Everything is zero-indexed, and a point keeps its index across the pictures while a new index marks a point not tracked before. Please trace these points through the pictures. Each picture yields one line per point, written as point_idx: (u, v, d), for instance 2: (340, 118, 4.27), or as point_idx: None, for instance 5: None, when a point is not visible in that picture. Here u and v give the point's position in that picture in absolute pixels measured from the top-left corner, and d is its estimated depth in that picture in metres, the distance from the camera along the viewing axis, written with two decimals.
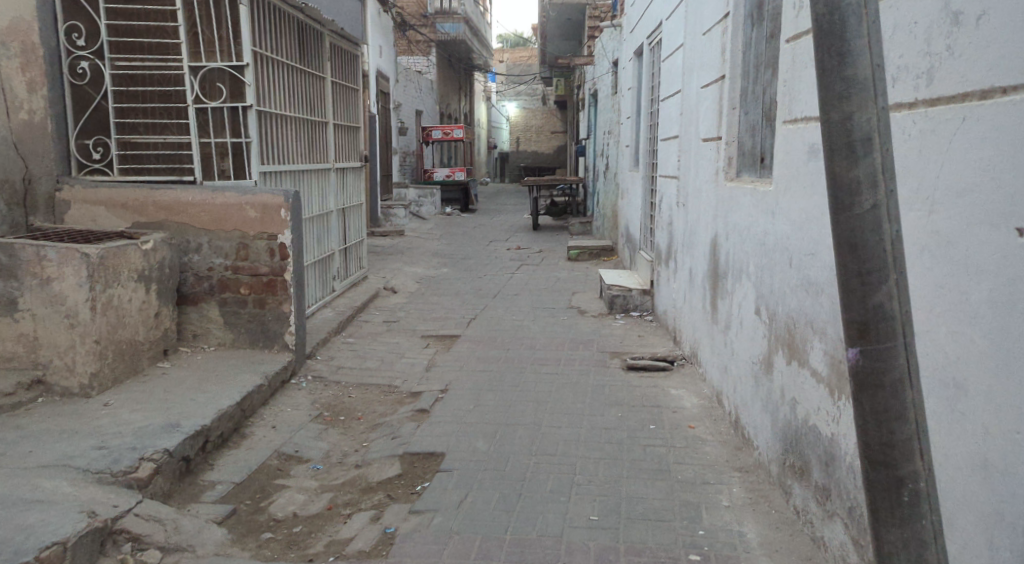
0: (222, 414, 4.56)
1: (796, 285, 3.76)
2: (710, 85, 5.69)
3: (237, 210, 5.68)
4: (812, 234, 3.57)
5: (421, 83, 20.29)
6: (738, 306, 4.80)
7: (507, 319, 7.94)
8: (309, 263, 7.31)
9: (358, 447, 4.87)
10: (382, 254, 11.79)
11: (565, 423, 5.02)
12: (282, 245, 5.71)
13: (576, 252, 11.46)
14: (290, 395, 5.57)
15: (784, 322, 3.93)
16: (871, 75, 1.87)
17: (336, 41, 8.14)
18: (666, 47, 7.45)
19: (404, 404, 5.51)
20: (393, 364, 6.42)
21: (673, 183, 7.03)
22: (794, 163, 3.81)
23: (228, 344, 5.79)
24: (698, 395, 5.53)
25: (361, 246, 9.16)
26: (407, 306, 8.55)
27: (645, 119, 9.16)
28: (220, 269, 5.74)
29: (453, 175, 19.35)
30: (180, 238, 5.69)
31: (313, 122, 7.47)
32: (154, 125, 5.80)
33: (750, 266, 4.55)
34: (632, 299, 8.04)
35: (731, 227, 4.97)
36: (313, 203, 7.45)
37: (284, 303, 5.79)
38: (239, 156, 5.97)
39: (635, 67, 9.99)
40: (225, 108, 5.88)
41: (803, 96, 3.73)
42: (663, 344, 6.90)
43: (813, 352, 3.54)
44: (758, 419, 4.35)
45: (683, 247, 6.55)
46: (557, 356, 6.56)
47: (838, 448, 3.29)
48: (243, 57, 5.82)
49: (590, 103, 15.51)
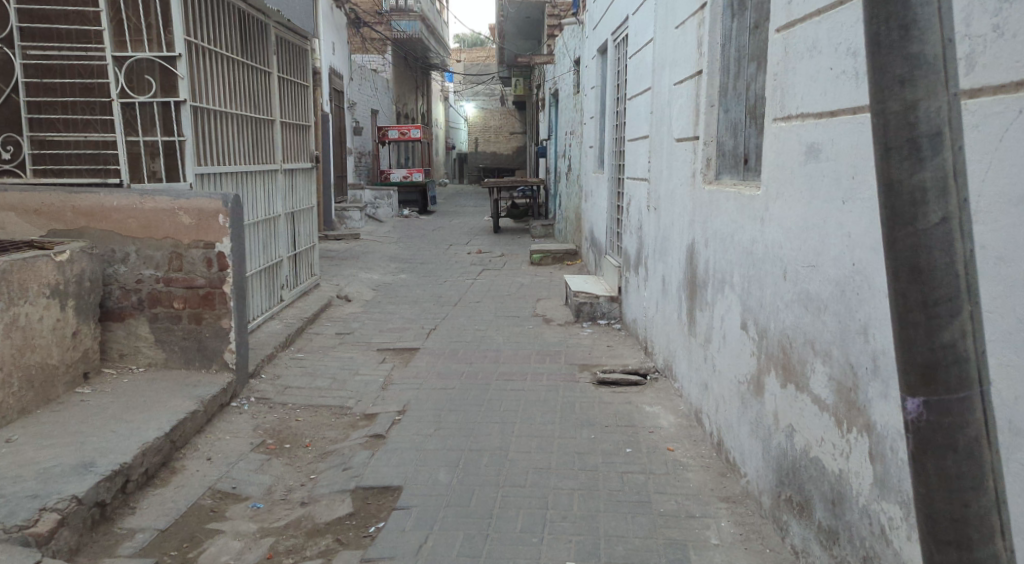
0: (147, 448, 4.10)
1: (793, 300, 3.34)
2: (683, 82, 5.31)
3: (169, 217, 5.16)
4: (812, 244, 3.14)
5: (376, 83, 19.77)
6: (720, 320, 4.40)
7: (468, 329, 7.48)
8: (254, 271, 6.79)
9: (305, 480, 4.38)
10: (336, 259, 11.28)
11: (532, 449, 4.59)
12: (221, 254, 5.20)
13: (539, 256, 11.05)
14: (230, 420, 5.07)
15: (777, 340, 3.50)
16: (940, 53, 1.57)
17: (283, 34, 7.65)
18: (633, 44, 7.08)
19: (357, 429, 5.03)
20: (346, 382, 5.93)
21: (643, 185, 6.61)
22: (787, 165, 3.41)
23: (160, 364, 5.29)
24: (675, 413, 5.12)
25: (312, 252, 8.65)
26: (363, 315, 8.05)
27: (610, 119, 8.77)
28: (150, 281, 5.22)
29: (411, 176, 18.82)
30: (104, 248, 5.16)
31: (257, 121, 6.95)
32: (74, 122, 5.36)
33: (735, 276, 4.13)
34: (599, 306, 7.63)
35: (711, 234, 4.57)
36: (257, 206, 6.91)
37: (223, 318, 5.28)
38: (172, 157, 5.49)
39: (599, 65, 9.58)
40: (155, 103, 5.42)
41: (798, 88, 3.31)
42: (634, 355, 6.51)
43: (815, 375, 3.11)
44: (746, 446, 3.93)
45: (655, 253, 6.14)
46: (522, 370, 6.12)
47: (847, 486, 2.85)
48: (175, 47, 5.38)
49: (551, 102, 15.10)
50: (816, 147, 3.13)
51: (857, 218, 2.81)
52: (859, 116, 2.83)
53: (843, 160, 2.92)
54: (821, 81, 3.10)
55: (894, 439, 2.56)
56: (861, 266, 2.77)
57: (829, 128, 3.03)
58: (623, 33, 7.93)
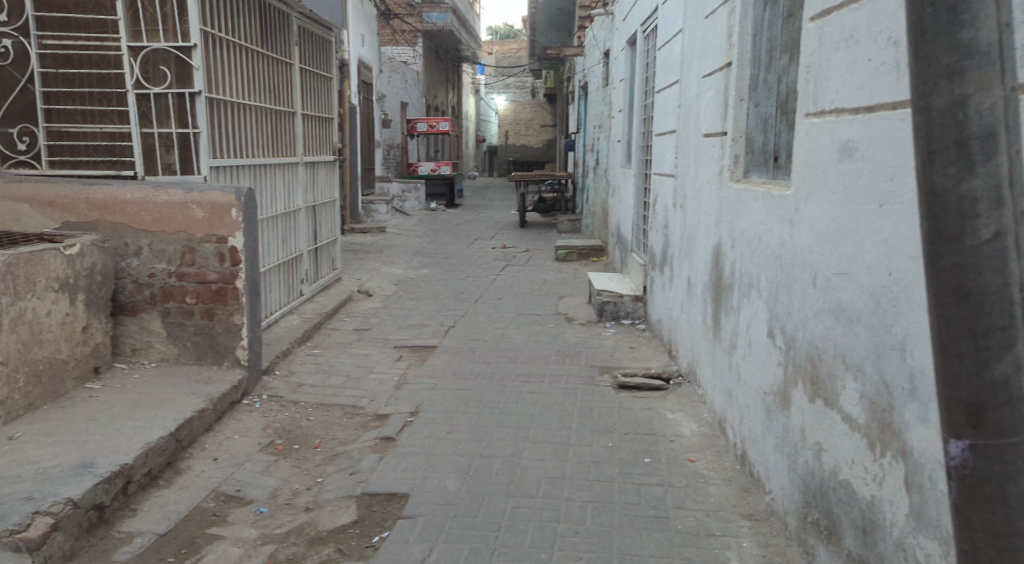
0: (151, 448, 3.98)
1: (823, 309, 3.14)
2: (713, 75, 5.10)
3: (182, 210, 5.04)
4: (845, 249, 2.94)
5: (406, 75, 19.64)
6: (746, 325, 4.20)
7: (488, 327, 7.32)
8: (272, 265, 6.67)
9: (311, 484, 4.24)
10: (359, 252, 11.14)
11: (548, 456, 4.42)
12: (233, 249, 5.07)
13: (564, 252, 10.86)
14: (239, 418, 4.94)
15: (805, 351, 3.31)
16: (996, 42, 1.51)
17: (305, 24, 7.50)
18: (661, 35, 6.87)
19: (368, 430, 4.90)
20: (361, 380, 5.79)
21: (670, 182, 6.40)
22: (819, 163, 3.21)
23: (172, 359, 5.18)
24: (697, 421, 4.93)
25: (334, 246, 8.53)
26: (382, 311, 7.92)
27: (638, 112, 8.57)
28: (162, 275, 5.11)
29: (438, 169, 18.64)
30: (117, 240, 5.05)
31: (276, 112, 6.82)
32: (91, 113, 5.27)
33: (761, 281, 3.94)
34: (623, 305, 7.44)
35: (738, 235, 4.37)
36: (276, 200, 6.80)
37: (235, 314, 5.16)
38: (187, 148, 5.36)
39: (628, 57, 9.36)
40: (170, 94, 5.28)
41: (833, 81, 3.10)
42: (657, 357, 6.32)
43: (845, 394, 2.91)
44: (770, 461, 3.74)
45: (680, 252, 5.94)
46: (542, 371, 5.95)
47: (879, 515, 2.66)
48: (190, 36, 5.23)
49: (580, 95, 14.89)
50: (852, 145, 2.93)
51: (894, 223, 2.60)
52: (899, 111, 2.63)
53: (880, 160, 2.71)
54: (858, 74, 2.89)
55: (933, 469, 2.36)
56: (899, 276, 2.56)
57: (866, 125, 2.83)
58: (653, 24, 7.73)
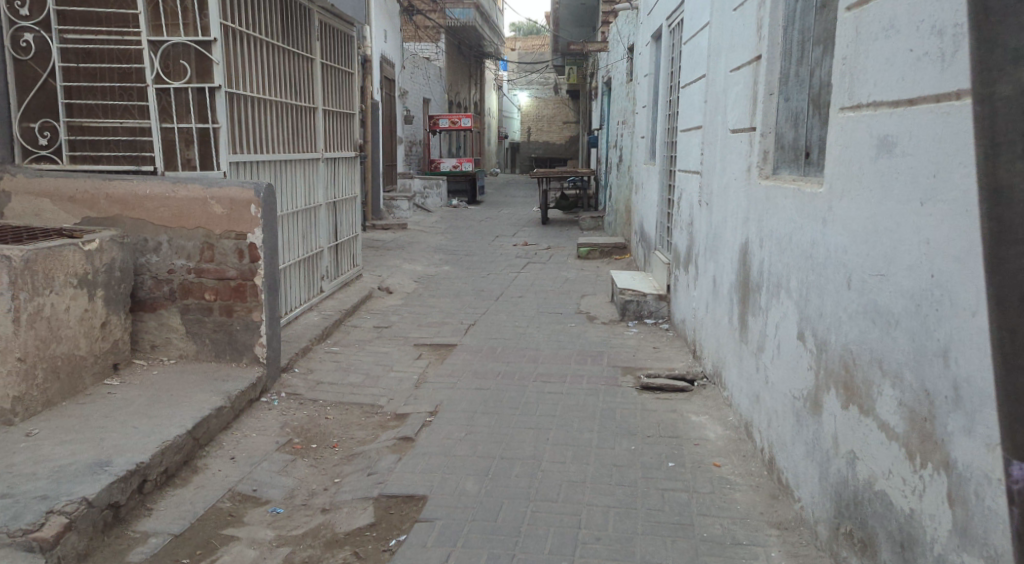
0: (167, 446, 3.92)
1: (858, 311, 3.04)
2: (741, 69, 4.97)
3: (202, 206, 4.99)
4: (884, 250, 2.83)
5: (428, 71, 19.57)
6: (775, 327, 4.09)
7: (509, 325, 7.23)
8: (292, 262, 6.62)
9: (329, 484, 4.17)
10: (380, 249, 11.09)
11: (570, 459, 4.33)
12: (252, 245, 5.02)
13: (586, 250, 10.75)
14: (257, 417, 4.88)
15: (839, 355, 3.20)
16: None
17: (327, 19, 7.43)
18: (688, 29, 6.73)
19: (387, 429, 4.82)
20: (380, 379, 5.72)
21: (695, 179, 6.28)
22: (855, 160, 3.10)
23: (191, 356, 5.12)
24: (722, 425, 4.82)
25: (354, 242, 8.47)
26: (403, 309, 7.84)
27: (663, 108, 8.45)
28: (182, 271, 5.05)
29: (460, 165, 18.56)
30: (136, 236, 5.01)
31: (298, 108, 6.76)
32: (112, 108, 5.22)
33: (791, 281, 3.83)
34: (646, 305, 7.32)
35: (767, 234, 4.26)
36: (297, 196, 6.76)
37: (254, 310, 5.10)
38: (207, 144, 5.31)
39: (653, 52, 9.24)
40: (190, 89, 5.23)
41: (870, 74, 2.99)
42: (681, 358, 6.20)
43: (883, 400, 2.81)
44: (801, 468, 3.64)
45: (706, 251, 5.83)
46: (564, 372, 5.85)
47: (919, 529, 2.55)
48: (210, 31, 5.18)
49: (603, 91, 14.73)
50: (891, 141, 2.82)
51: (938, 222, 2.50)
52: (943, 104, 2.52)
53: (923, 157, 2.60)
54: (899, 66, 2.78)
55: (980, 483, 2.26)
56: (943, 278, 2.45)
57: (906, 120, 2.72)
58: (679, 18, 7.59)
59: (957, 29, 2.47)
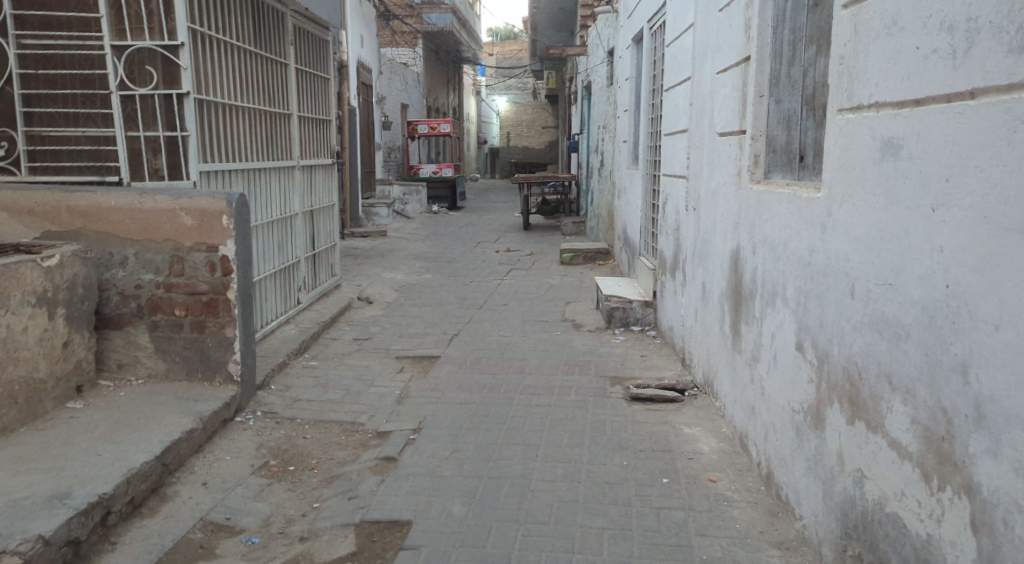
0: (133, 474, 3.71)
1: (862, 323, 2.87)
2: (729, 70, 4.81)
3: (170, 218, 4.77)
4: (890, 258, 2.67)
5: (406, 76, 19.36)
6: (771, 336, 3.92)
7: (493, 335, 7.05)
8: (267, 274, 6.40)
9: (307, 510, 3.96)
10: (360, 257, 10.88)
11: (559, 478, 4.14)
12: (225, 258, 4.80)
13: (569, 256, 10.58)
14: (231, 438, 4.66)
15: (843, 367, 3.03)
16: None
17: (301, 24, 7.23)
18: (671, 31, 6.57)
19: (368, 449, 4.62)
20: (360, 394, 5.51)
21: (682, 184, 6.11)
22: (857, 163, 2.93)
23: (161, 375, 4.90)
24: (716, 437, 4.65)
25: (333, 251, 8.26)
26: (383, 320, 7.64)
27: (645, 112, 8.30)
28: (150, 286, 4.83)
29: (440, 171, 18.35)
30: (101, 250, 4.78)
31: (271, 114, 6.55)
32: (74, 116, 5.00)
33: (788, 289, 3.66)
34: (632, 311, 7.15)
35: (760, 240, 4.09)
36: (272, 205, 6.54)
37: (227, 326, 4.88)
38: (175, 153, 5.08)
39: (634, 55, 9.08)
40: (156, 96, 5.01)
41: (871, 73, 2.83)
42: (670, 367, 6.03)
43: (893, 417, 2.65)
44: (802, 484, 3.47)
45: (694, 258, 5.66)
46: (550, 383, 5.67)
47: (937, 556, 2.39)
48: (177, 35, 4.98)
49: (583, 95, 14.58)
50: (896, 143, 2.65)
51: (953, 229, 2.34)
52: (954, 104, 2.36)
53: (932, 159, 2.44)
54: (904, 64, 2.62)
55: (1008, 511, 2.11)
56: (961, 289, 2.30)
57: (913, 120, 2.55)
58: (660, 21, 7.44)
59: (969, 24, 2.31)
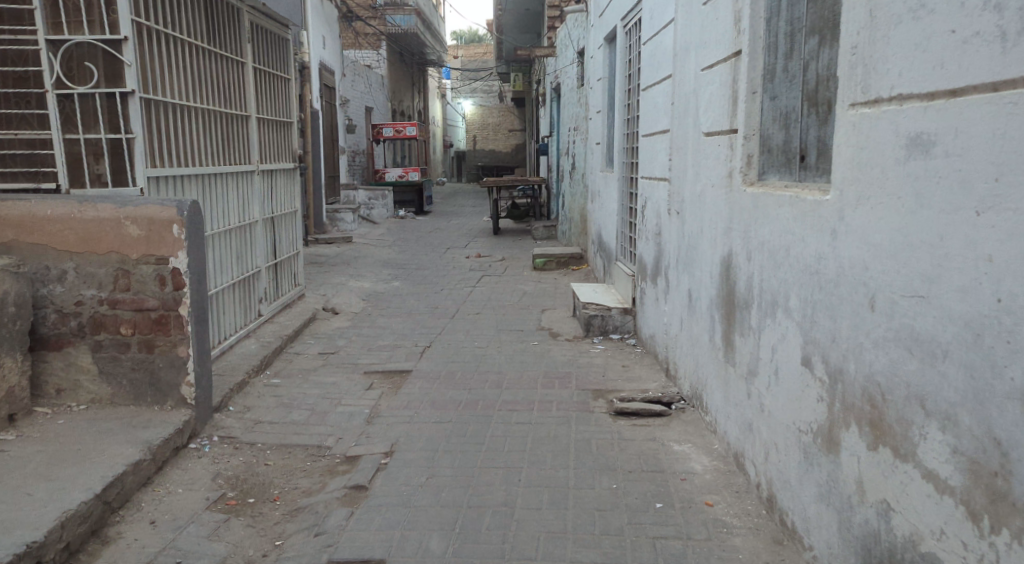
0: (67, 518, 3.36)
1: (885, 338, 2.56)
2: (715, 66, 4.52)
3: (114, 228, 4.38)
4: (921, 266, 2.39)
5: (370, 79, 18.94)
6: (767, 350, 3.61)
7: (466, 346, 6.70)
8: (224, 285, 5.99)
9: (268, 549, 3.60)
10: (324, 265, 10.48)
11: (545, 505, 3.81)
12: (175, 271, 4.42)
13: (542, 261, 10.26)
14: (184, 467, 4.28)
15: (860, 388, 2.71)
16: None
17: (259, 20, 6.84)
18: (649, 27, 6.28)
19: (336, 476, 4.25)
20: (326, 415, 5.12)
21: (663, 186, 5.81)
22: (874, 161, 2.64)
23: (105, 400, 4.50)
24: (709, 455, 4.33)
25: (296, 260, 7.87)
26: (350, 331, 7.25)
27: (620, 112, 8.00)
28: (92, 302, 4.43)
29: (406, 175, 17.93)
30: (37, 264, 4.39)
31: (228, 117, 6.16)
32: (6, 117, 4.60)
33: (791, 299, 3.31)
34: (611, 319, 6.84)
35: (755, 246, 3.78)
36: (229, 212, 6.15)
37: (179, 345, 4.48)
38: (120, 157, 4.69)
39: (606, 55, 8.79)
40: (98, 94, 4.62)
41: (891, 61, 2.53)
42: (653, 378, 5.72)
43: (927, 447, 2.37)
44: (809, 512, 3.15)
45: (679, 264, 5.36)
46: (529, 398, 5.34)
47: None
48: (120, 28, 4.58)
49: (553, 97, 14.26)
50: (927, 138, 2.38)
51: (1006, 236, 2.12)
52: (1003, 92, 2.13)
53: (978, 158, 2.20)
54: (936, 51, 2.34)
55: None
56: (1017, 305, 2.08)
57: (949, 113, 2.29)
58: (636, 18, 7.15)
59: None
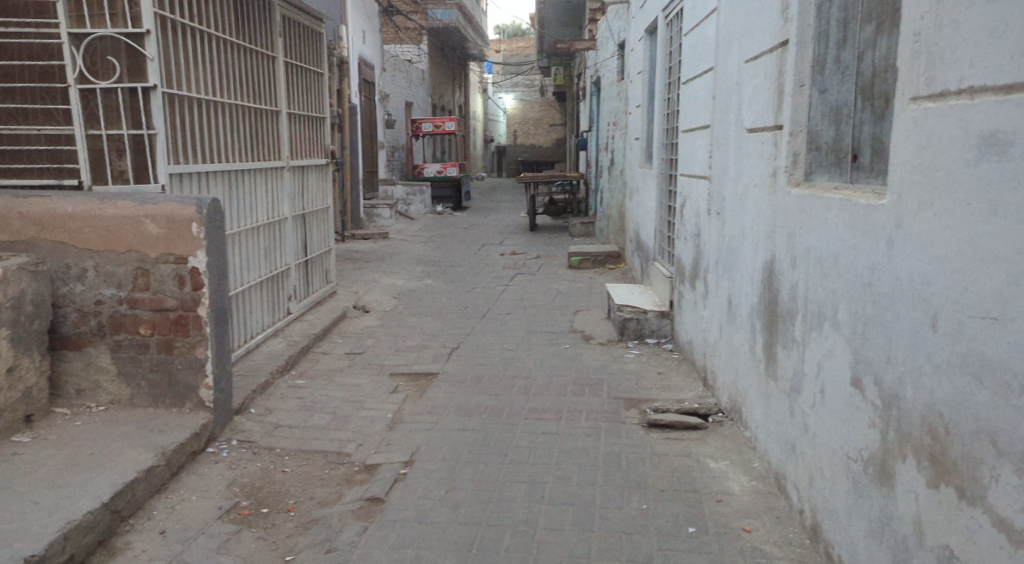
0: (70, 530, 3.22)
1: (949, 362, 2.32)
2: (760, 58, 4.27)
3: (133, 225, 4.24)
4: (996, 284, 2.17)
5: (410, 73, 18.82)
6: (812, 365, 3.36)
7: (497, 348, 6.50)
8: (251, 284, 5.86)
9: None
10: (359, 261, 10.35)
11: (570, 526, 3.60)
12: (194, 271, 4.27)
13: (578, 260, 10.02)
14: (200, 474, 4.14)
15: (918, 415, 2.47)
16: None
17: (292, 13, 6.71)
18: (691, 18, 6.03)
19: (354, 486, 4.08)
20: (348, 420, 4.96)
21: (703, 184, 5.56)
22: (937, 162, 2.39)
23: (124, 402, 4.37)
24: (747, 474, 4.08)
25: (327, 257, 7.72)
26: (379, 331, 7.09)
27: (660, 107, 7.74)
28: (111, 302, 4.31)
29: (444, 169, 17.64)
30: (57, 262, 4.27)
31: (257, 111, 6.03)
32: (32, 113, 4.47)
33: (840, 312, 3.05)
34: (647, 322, 6.60)
35: (801, 252, 3.52)
36: (256, 209, 6.01)
37: (198, 346, 4.34)
38: (142, 153, 4.57)
39: (646, 47, 8.53)
40: (120, 89, 4.49)
41: (960, 51, 2.29)
42: (690, 386, 5.48)
43: (1000, 489, 2.15)
44: (857, 545, 2.90)
45: (718, 267, 5.10)
46: (559, 405, 5.13)
47: None
48: (142, 22, 4.47)
49: (592, 91, 13.99)
50: (1003, 138, 2.15)
51: None
52: None
53: None
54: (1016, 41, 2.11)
55: None
56: None
57: None
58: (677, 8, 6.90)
59: None
